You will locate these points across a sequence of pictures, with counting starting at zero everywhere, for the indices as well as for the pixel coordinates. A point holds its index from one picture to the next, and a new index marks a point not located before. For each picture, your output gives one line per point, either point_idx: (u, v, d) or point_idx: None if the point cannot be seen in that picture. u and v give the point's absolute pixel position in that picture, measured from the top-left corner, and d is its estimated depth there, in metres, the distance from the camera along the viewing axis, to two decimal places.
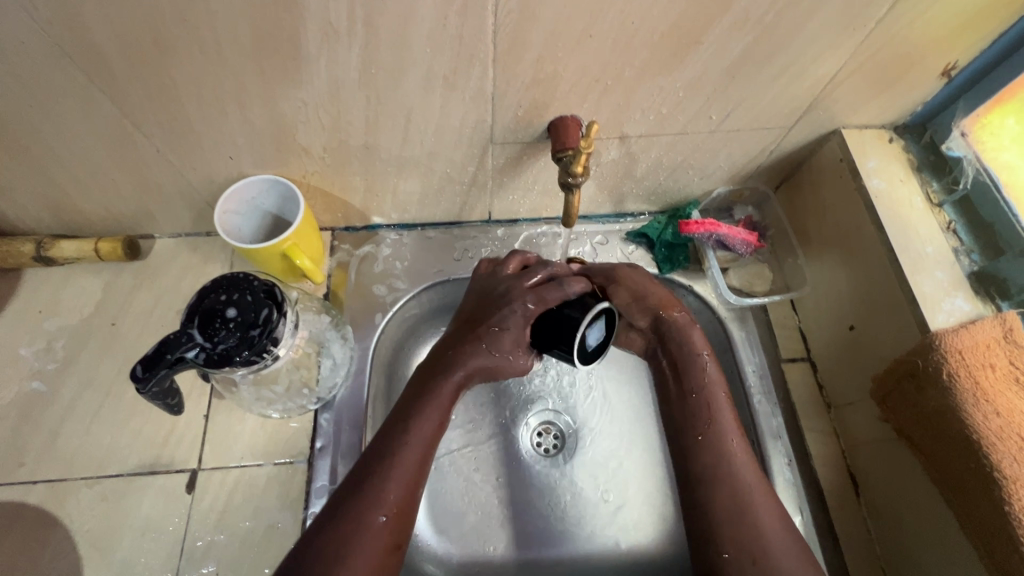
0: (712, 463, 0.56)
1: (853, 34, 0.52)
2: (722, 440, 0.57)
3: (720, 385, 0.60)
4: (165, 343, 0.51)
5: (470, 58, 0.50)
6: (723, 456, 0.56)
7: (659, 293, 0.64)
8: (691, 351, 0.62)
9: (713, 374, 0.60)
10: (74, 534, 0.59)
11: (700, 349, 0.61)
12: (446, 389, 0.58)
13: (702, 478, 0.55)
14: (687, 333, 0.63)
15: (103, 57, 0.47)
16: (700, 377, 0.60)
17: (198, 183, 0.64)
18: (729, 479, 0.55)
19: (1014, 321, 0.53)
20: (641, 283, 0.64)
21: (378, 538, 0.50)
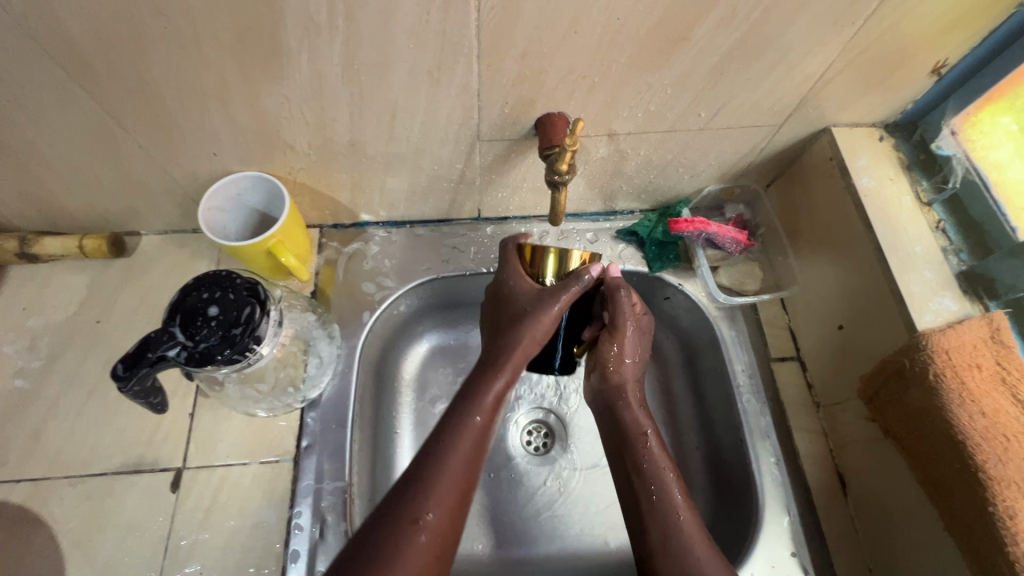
0: (660, 535, 0.54)
1: (842, 32, 0.52)
2: (669, 506, 0.56)
3: (666, 465, 0.58)
4: (146, 342, 0.50)
5: (454, 54, 0.49)
6: (669, 524, 0.54)
7: (622, 368, 0.63)
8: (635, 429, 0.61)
9: (657, 452, 0.59)
10: (57, 533, 0.59)
11: (642, 428, 0.61)
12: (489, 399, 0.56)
13: (653, 547, 0.54)
14: (631, 407, 0.63)
15: (79, 52, 0.46)
16: (642, 454, 0.59)
17: (182, 179, 0.63)
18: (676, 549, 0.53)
19: (1001, 321, 0.53)
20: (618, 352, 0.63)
21: (426, 548, 0.46)
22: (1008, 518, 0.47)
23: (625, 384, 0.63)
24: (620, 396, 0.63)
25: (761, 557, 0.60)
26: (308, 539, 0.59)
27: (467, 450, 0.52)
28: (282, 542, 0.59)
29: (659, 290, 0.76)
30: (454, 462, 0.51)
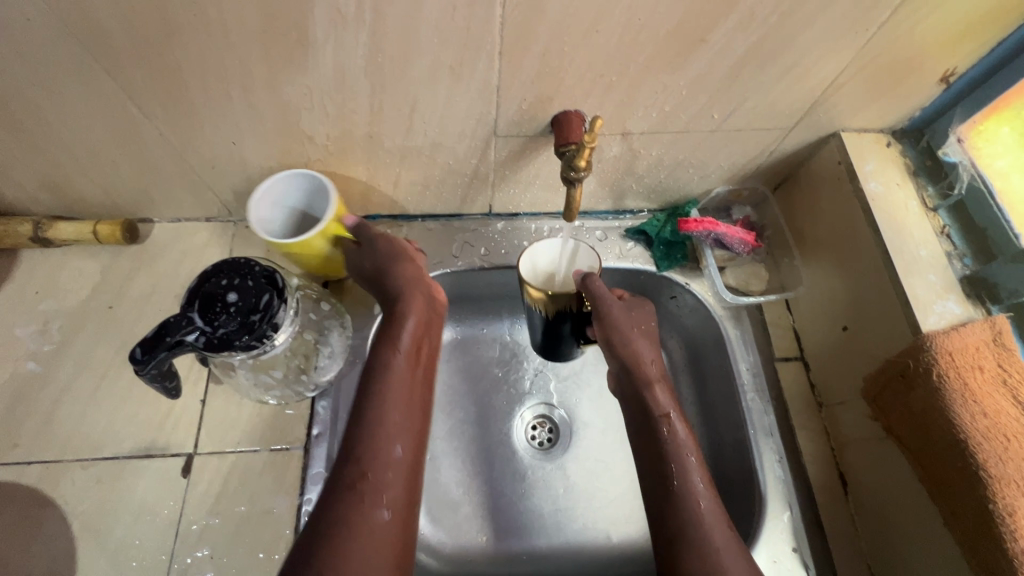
0: (680, 523, 0.53)
1: (855, 37, 0.53)
2: (688, 496, 0.54)
3: (689, 447, 0.57)
4: (165, 327, 0.51)
5: (476, 50, 0.50)
6: (690, 518, 0.53)
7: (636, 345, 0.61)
8: (656, 408, 0.59)
9: (681, 435, 0.58)
10: (68, 515, 0.59)
11: (663, 410, 0.59)
12: (396, 365, 0.56)
13: (672, 534, 0.53)
14: (655, 388, 0.60)
15: (108, 37, 0.46)
16: (666, 436, 0.58)
17: (199, 166, 0.64)
18: (696, 539, 0.52)
19: (1003, 324, 0.55)
20: (618, 333, 0.61)
21: (403, 467, 0.51)
22: (1007, 513, 0.48)
23: (639, 359, 0.61)
24: (648, 376, 0.61)
25: (763, 552, 0.61)
26: None
27: (401, 390, 0.54)
28: (291, 528, 0.60)
29: (666, 288, 0.77)
30: (394, 399, 0.53)
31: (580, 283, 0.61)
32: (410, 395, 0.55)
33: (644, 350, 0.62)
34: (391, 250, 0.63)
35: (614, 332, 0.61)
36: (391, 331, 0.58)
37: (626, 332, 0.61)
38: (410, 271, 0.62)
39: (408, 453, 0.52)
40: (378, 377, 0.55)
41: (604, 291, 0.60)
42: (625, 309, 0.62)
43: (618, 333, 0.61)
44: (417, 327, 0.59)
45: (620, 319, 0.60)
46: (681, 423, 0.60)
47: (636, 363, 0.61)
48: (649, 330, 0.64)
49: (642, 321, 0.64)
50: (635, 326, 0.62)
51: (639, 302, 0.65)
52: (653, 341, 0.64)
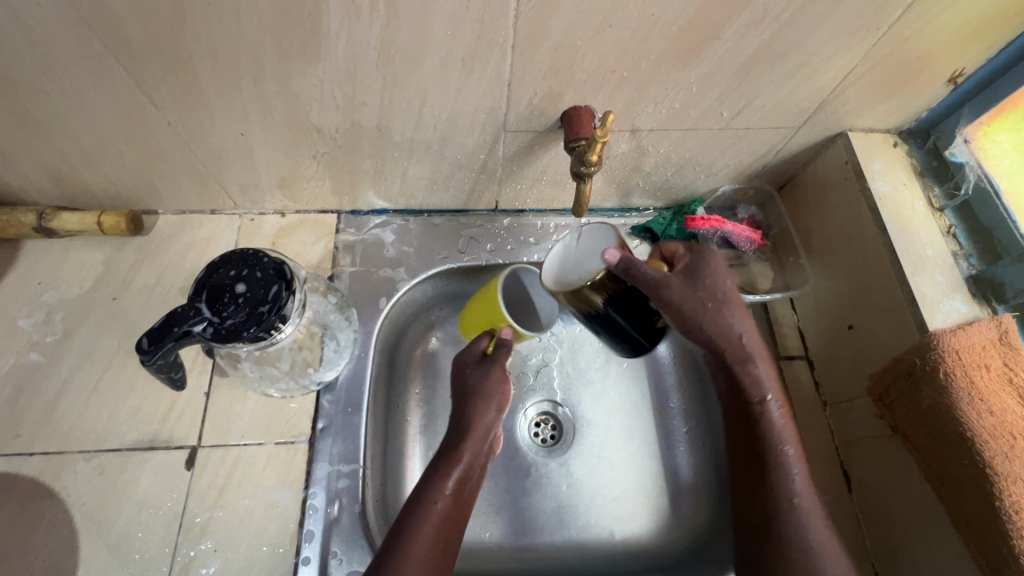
0: (770, 514, 0.57)
1: (866, 37, 0.53)
2: (786, 488, 0.57)
3: (789, 438, 0.58)
4: (173, 317, 0.50)
5: (489, 43, 0.50)
6: (786, 502, 0.56)
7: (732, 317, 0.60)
8: (758, 394, 0.60)
9: (777, 419, 0.59)
10: (71, 507, 0.59)
11: (761, 396, 0.59)
12: (434, 510, 0.55)
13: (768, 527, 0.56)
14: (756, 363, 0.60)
15: (119, 24, 0.46)
16: (764, 422, 0.59)
17: (205, 157, 0.63)
18: (795, 531, 0.55)
19: (1010, 324, 0.55)
20: (690, 315, 0.59)
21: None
22: (1014, 511, 0.48)
23: (725, 335, 0.60)
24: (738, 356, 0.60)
25: None
26: (323, 520, 0.60)
27: (428, 535, 0.53)
28: (296, 522, 0.60)
29: None
30: (420, 540, 0.52)
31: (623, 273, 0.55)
32: (433, 543, 0.53)
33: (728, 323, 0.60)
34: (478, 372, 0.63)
35: (686, 308, 0.58)
36: (442, 468, 0.58)
37: (693, 306, 0.58)
38: (495, 411, 0.62)
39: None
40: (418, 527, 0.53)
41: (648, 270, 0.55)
42: (687, 282, 0.59)
43: (692, 310, 0.59)
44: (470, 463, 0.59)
45: (680, 293, 0.58)
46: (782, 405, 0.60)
47: (724, 336, 0.60)
48: (723, 298, 0.60)
49: (712, 291, 0.60)
50: (693, 295, 0.59)
51: (705, 262, 0.61)
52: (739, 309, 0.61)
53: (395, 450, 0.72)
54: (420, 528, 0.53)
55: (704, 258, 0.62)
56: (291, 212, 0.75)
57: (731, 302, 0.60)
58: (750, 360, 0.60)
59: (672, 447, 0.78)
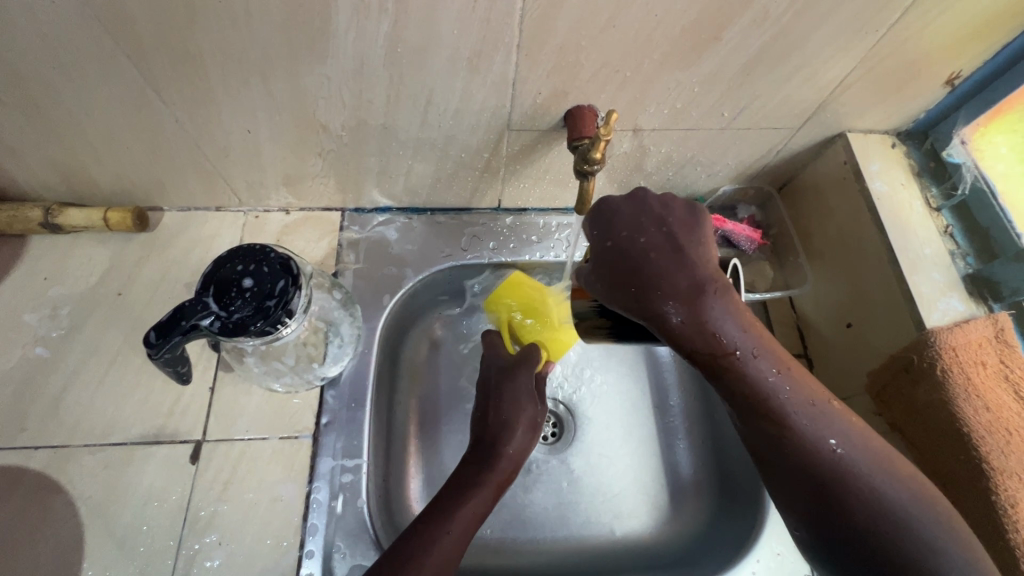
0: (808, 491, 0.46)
1: (866, 38, 0.54)
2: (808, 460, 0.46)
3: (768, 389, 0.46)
4: (181, 311, 0.51)
5: (495, 42, 0.51)
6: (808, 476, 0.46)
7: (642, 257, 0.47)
8: (718, 346, 0.46)
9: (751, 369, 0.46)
10: (76, 500, 0.59)
11: (718, 349, 0.46)
12: (484, 490, 0.59)
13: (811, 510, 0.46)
14: (688, 309, 0.46)
15: (130, 22, 0.47)
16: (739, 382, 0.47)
17: (212, 154, 0.64)
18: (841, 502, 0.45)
19: (1006, 322, 0.56)
20: (603, 291, 0.49)
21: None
22: (1009, 504, 0.49)
23: (637, 298, 0.47)
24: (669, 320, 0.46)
25: (766, 550, 0.65)
26: (327, 514, 0.61)
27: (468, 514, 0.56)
28: (300, 516, 0.60)
29: None
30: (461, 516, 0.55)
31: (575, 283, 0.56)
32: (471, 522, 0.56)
33: (641, 268, 0.47)
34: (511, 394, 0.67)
35: (599, 290, 0.49)
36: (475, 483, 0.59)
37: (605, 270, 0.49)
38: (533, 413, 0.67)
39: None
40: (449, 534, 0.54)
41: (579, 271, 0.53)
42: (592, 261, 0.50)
43: (603, 292, 0.49)
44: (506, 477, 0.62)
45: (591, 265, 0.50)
46: (752, 344, 0.46)
47: (645, 299, 0.46)
48: (623, 256, 0.48)
49: (609, 254, 0.49)
50: (599, 274, 0.49)
51: (601, 216, 0.50)
52: (648, 255, 0.47)
53: (397, 445, 0.73)
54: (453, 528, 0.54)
55: (601, 212, 0.51)
56: (295, 210, 0.76)
57: (632, 256, 0.48)
58: (688, 304, 0.46)
59: (672, 445, 0.79)
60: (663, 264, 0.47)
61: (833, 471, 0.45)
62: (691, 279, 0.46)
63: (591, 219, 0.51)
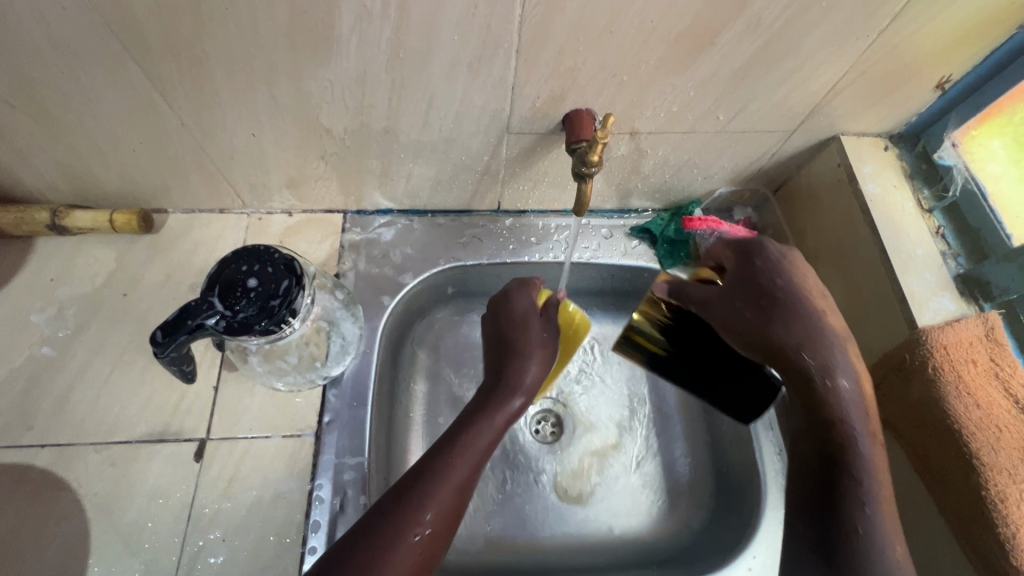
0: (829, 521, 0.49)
1: (856, 43, 0.55)
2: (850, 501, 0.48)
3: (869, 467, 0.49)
4: (187, 310, 0.52)
5: (495, 47, 0.52)
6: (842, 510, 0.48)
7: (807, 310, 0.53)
8: (841, 412, 0.50)
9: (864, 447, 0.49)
10: (82, 497, 0.60)
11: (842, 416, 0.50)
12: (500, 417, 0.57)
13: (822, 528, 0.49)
14: (827, 371, 0.52)
15: (139, 27, 0.48)
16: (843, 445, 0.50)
17: (217, 157, 0.65)
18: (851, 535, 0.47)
19: (996, 320, 0.57)
20: (731, 321, 0.55)
21: (412, 563, 0.46)
22: (999, 499, 0.50)
23: (776, 335, 0.53)
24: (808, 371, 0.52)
25: (762, 547, 0.66)
26: (329, 511, 0.62)
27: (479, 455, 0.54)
28: (302, 513, 0.61)
29: None
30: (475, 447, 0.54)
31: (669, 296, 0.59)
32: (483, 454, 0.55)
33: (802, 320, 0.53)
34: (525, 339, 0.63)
35: (731, 315, 0.55)
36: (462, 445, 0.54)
37: (760, 300, 0.55)
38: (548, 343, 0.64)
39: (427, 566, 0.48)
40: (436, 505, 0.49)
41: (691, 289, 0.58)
42: (728, 291, 0.56)
43: (737, 319, 0.55)
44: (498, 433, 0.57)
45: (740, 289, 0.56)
46: (867, 427, 0.50)
47: (788, 341, 0.53)
48: (782, 297, 0.54)
49: (764, 291, 0.55)
50: (743, 299, 0.55)
51: (756, 254, 0.57)
52: (807, 309, 0.54)
53: (399, 443, 0.74)
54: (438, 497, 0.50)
55: (758, 253, 0.57)
56: (298, 212, 0.77)
57: (792, 302, 0.54)
58: (826, 373, 0.51)
59: (670, 443, 0.80)
60: (825, 325, 0.53)
61: (868, 526, 0.47)
62: (846, 352, 0.52)
63: (750, 259, 0.57)
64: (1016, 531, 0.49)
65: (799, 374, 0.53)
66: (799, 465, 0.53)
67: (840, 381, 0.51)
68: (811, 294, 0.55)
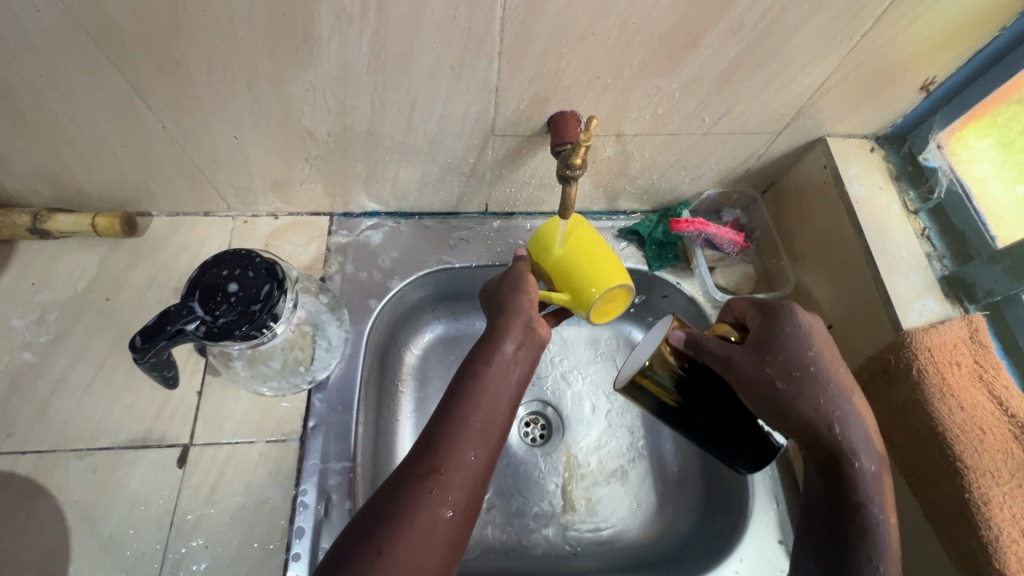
0: None
1: (840, 45, 0.55)
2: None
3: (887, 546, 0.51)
4: (166, 316, 0.51)
5: (477, 49, 0.52)
6: None
7: (833, 385, 0.53)
8: (864, 491, 0.52)
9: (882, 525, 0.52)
10: (63, 505, 0.59)
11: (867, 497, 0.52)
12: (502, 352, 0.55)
13: None
14: (847, 450, 0.53)
15: (115, 30, 0.47)
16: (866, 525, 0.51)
17: (199, 160, 0.65)
18: None
19: (980, 322, 0.57)
20: (756, 389, 0.53)
21: (433, 519, 0.47)
22: (982, 502, 0.50)
23: (800, 410, 0.53)
24: (828, 447, 0.53)
25: (749, 550, 0.65)
26: (313, 517, 0.61)
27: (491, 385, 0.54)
28: (287, 518, 0.61)
29: (658, 288, 0.80)
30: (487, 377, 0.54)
31: (689, 350, 0.54)
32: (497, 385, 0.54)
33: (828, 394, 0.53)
34: (524, 286, 0.60)
35: (759, 382, 0.53)
36: (467, 400, 0.52)
37: (790, 368, 0.53)
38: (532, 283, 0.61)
39: (456, 522, 0.48)
40: (452, 464, 0.49)
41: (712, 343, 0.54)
42: (752, 354, 0.54)
43: (764, 388, 0.53)
44: (508, 379, 0.55)
45: (770, 355, 0.54)
46: (884, 509, 0.52)
47: (812, 418, 0.53)
48: (812, 370, 0.53)
49: (792, 362, 0.54)
50: (771, 365, 0.53)
51: (787, 317, 0.55)
52: (832, 384, 0.54)
53: (387, 447, 0.73)
54: (450, 457, 0.50)
55: (782, 317, 0.56)
56: (284, 215, 0.77)
57: (823, 375, 0.53)
58: (844, 454, 0.53)
59: (659, 446, 0.79)
60: (849, 402, 0.53)
61: None
62: (868, 431, 0.53)
63: (776, 321, 0.55)
64: (999, 533, 0.49)
65: (820, 448, 0.54)
66: (818, 541, 0.54)
67: (861, 462, 0.52)
68: (837, 366, 0.55)
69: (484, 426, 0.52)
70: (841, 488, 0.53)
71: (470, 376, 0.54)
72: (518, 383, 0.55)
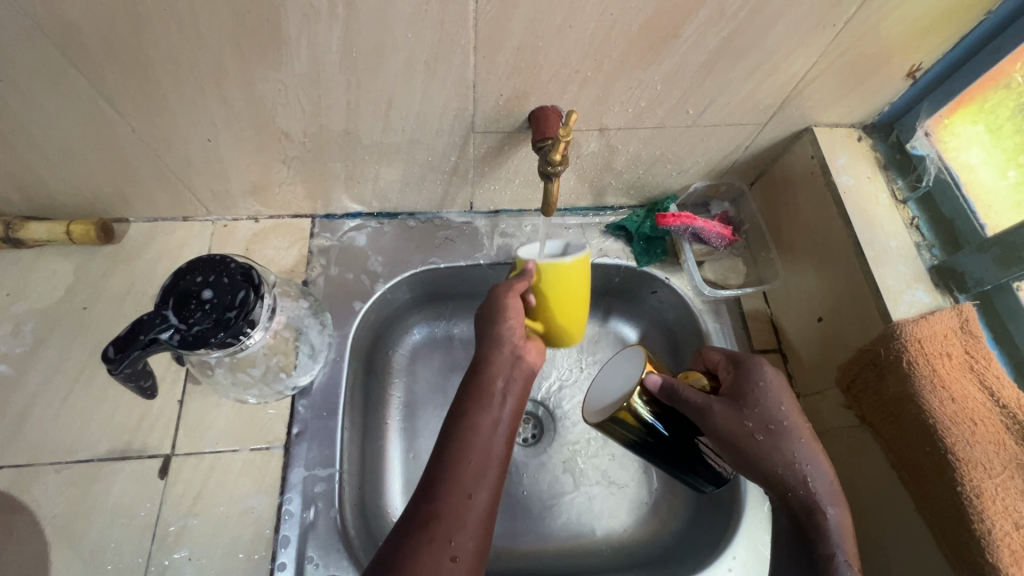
0: None
1: (824, 32, 0.54)
2: None
3: None
4: (139, 325, 0.50)
5: (451, 45, 0.50)
6: None
7: (802, 441, 0.55)
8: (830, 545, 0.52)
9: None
10: (41, 520, 0.58)
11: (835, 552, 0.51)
12: (498, 367, 0.56)
13: None
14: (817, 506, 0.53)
15: (75, 32, 0.46)
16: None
17: (174, 164, 0.63)
18: None
19: (970, 312, 0.56)
20: (732, 437, 0.55)
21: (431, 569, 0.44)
22: (974, 495, 0.49)
23: (774, 460, 0.55)
24: (802, 503, 0.54)
25: (742, 547, 0.64)
26: (299, 526, 0.60)
27: (489, 412, 0.53)
28: (272, 528, 0.60)
29: (647, 284, 0.79)
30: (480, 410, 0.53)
31: (664, 397, 0.57)
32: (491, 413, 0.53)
33: (800, 448, 0.55)
34: (502, 317, 0.59)
35: (736, 432, 0.55)
36: (461, 434, 0.51)
37: (763, 418, 0.56)
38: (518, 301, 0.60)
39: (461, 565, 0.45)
40: (456, 509, 0.47)
41: (687, 391, 0.56)
42: (728, 404, 0.56)
43: (740, 437, 0.55)
44: (501, 398, 0.54)
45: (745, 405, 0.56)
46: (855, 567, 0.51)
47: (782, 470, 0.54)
48: (783, 424, 0.56)
49: (768, 416, 0.56)
50: (746, 417, 0.56)
51: (756, 370, 0.58)
52: (802, 438, 0.56)
53: (376, 453, 0.72)
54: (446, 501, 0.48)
55: (753, 370, 0.59)
56: (264, 218, 0.75)
57: (793, 429, 0.56)
58: (815, 508, 0.54)
59: None
60: (819, 460, 0.55)
61: None
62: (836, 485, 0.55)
63: (748, 374, 0.58)
64: (991, 526, 0.48)
65: (793, 503, 0.54)
66: None
67: (832, 516, 0.53)
68: (805, 422, 0.57)
69: (484, 462, 0.50)
70: (810, 544, 0.53)
71: (457, 416, 0.53)
72: (509, 418, 0.54)
